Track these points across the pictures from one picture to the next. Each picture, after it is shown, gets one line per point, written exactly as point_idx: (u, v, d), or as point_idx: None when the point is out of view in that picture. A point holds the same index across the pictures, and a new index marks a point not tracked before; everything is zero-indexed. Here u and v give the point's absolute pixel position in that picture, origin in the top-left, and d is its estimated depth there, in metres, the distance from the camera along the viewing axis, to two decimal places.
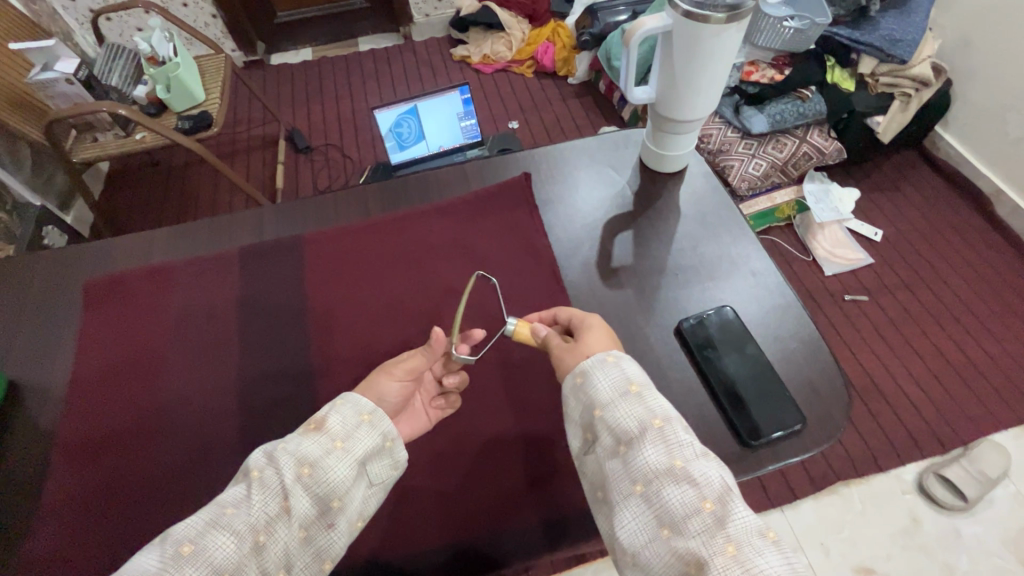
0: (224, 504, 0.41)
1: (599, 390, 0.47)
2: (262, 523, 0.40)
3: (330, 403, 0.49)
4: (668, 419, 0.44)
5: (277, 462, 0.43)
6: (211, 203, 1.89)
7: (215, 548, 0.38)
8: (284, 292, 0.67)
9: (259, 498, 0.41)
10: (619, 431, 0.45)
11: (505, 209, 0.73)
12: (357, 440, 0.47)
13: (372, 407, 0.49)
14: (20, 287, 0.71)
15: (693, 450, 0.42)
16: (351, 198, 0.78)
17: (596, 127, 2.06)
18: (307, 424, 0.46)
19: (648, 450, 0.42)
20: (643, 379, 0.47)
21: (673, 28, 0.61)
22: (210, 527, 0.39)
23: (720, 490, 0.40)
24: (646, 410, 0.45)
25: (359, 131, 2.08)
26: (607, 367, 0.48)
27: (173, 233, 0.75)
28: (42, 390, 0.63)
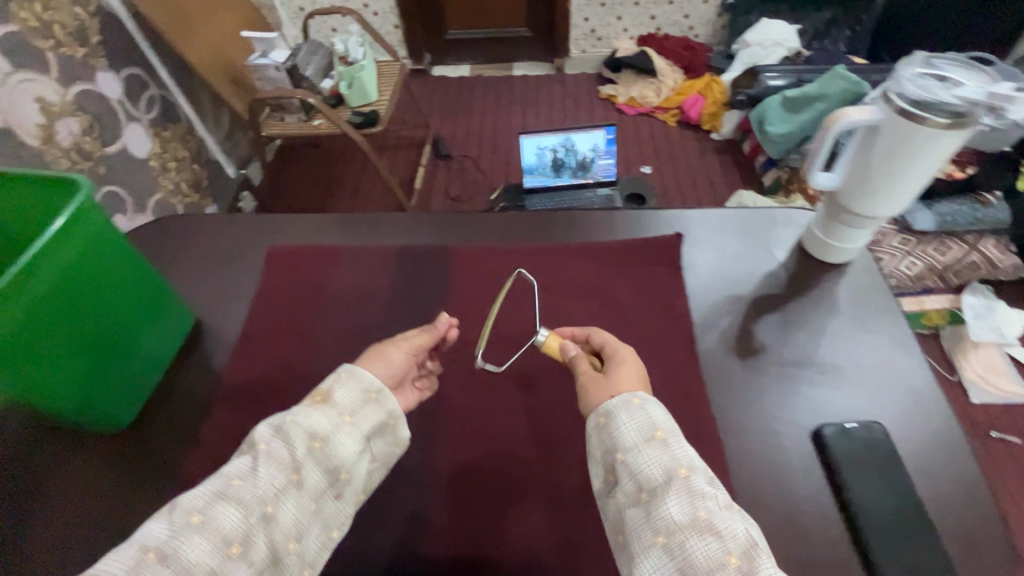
0: (229, 475, 0.42)
1: (621, 433, 0.45)
2: (270, 497, 0.41)
3: (333, 373, 0.50)
4: (688, 469, 0.42)
5: (282, 434, 0.44)
6: (355, 189, 2.07)
7: (226, 518, 0.39)
8: (431, 297, 0.72)
9: (267, 472, 0.42)
10: (641, 478, 0.42)
11: (650, 263, 0.73)
12: (365, 410, 0.48)
13: (377, 383, 0.50)
14: (217, 241, 0.82)
15: (716, 500, 0.40)
16: (502, 222, 0.82)
17: (732, 187, 1.99)
18: (313, 395, 0.47)
19: (670, 502, 0.40)
20: (665, 424, 0.45)
21: (883, 124, 0.59)
22: (218, 497, 0.40)
23: (743, 542, 0.38)
24: (668, 455, 0.43)
25: (496, 148, 2.18)
26: (632, 409, 0.46)
27: (344, 221, 0.84)
28: (219, 336, 0.72)
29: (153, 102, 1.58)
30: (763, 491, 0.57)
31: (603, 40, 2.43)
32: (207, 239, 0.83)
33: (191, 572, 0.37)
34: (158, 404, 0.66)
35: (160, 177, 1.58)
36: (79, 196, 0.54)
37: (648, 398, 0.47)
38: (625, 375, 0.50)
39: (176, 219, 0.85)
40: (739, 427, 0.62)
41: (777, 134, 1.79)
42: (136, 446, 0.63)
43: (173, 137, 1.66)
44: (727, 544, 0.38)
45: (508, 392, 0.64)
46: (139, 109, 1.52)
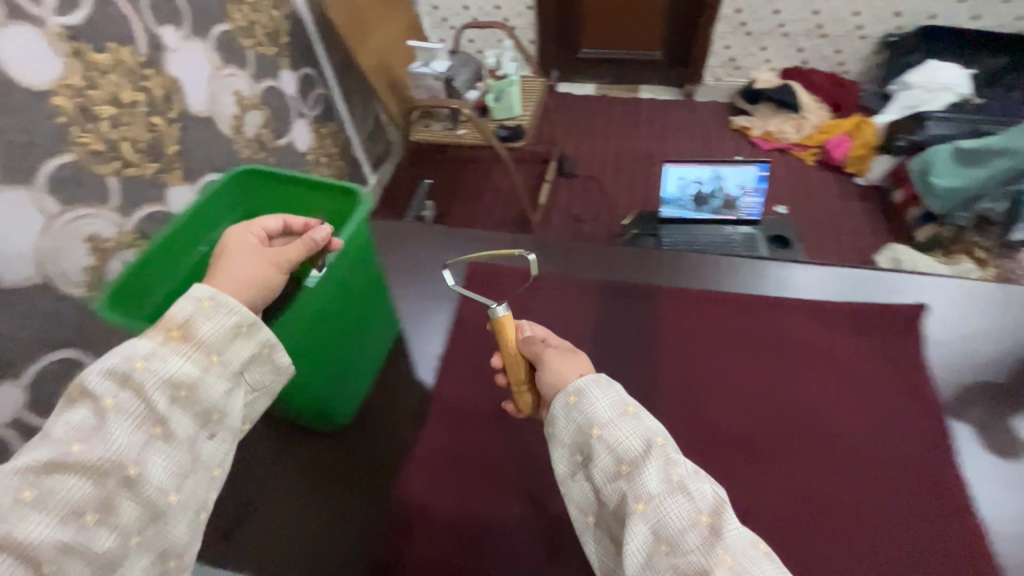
0: (68, 440, 0.40)
1: (595, 408, 0.47)
2: (131, 457, 0.41)
3: (192, 302, 0.46)
4: (657, 445, 0.44)
5: (132, 385, 0.42)
6: (478, 198, 2.10)
7: (85, 474, 0.39)
8: (639, 340, 0.70)
9: (119, 428, 0.41)
10: (620, 450, 0.44)
11: (886, 334, 0.67)
12: (230, 348, 0.47)
13: (249, 316, 0.49)
14: (414, 251, 0.84)
15: (686, 467, 0.43)
16: (704, 267, 0.80)
17: (879, 239, 1.84)
18: (167, 332, 0.45)
19: (648, 469, 0.42)
20: (635, 407, 0.47)
21: None
22: (54, 468, 0.38)
23: (703, 493, 0.41)
24: (644, 430, 0.45)
25: (620, 172, 2.15)
26: (601, 386, 0.48)
27: (538, 247, 0.84)
28: (423, 350, 0.74)
29: (317, 101, 1.68)
30: None
31: (741, 69, 2.35)
32: (404, 248, 0.85)
33: (41, 551, 0.36)
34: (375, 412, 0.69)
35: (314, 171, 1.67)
36: (359, 211, 0.57)
37: (608, 381, 0.49)
38: (570, 363, 0.52)
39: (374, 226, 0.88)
40: (1010, 540, 0.54)
41: (943, 188, 1.63)
42: (358, 451, 0.65)
43: (328, 134, 1.75)
44: (699, 504, 0.41)
45: (737, 457, 0.60)
46: (307, 106, 1.62)
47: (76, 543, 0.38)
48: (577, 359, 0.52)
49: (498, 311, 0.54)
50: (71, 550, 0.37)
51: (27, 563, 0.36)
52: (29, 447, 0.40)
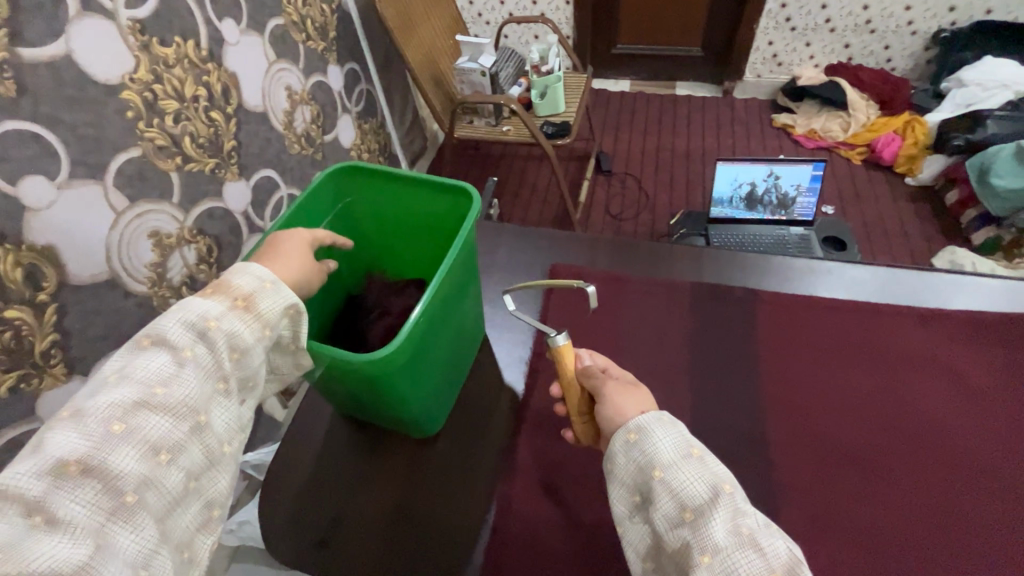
0: (150, 381, 0.39)
1: (658, 450, 0.44)
2: (200, 406, 0.41)
3: (254, 280, 0.46)
4: (724, 490, 0.41)
5: (208, 339, 0.42)
6: (515, 195, 2.08)
7: (168, 414, 0.39)
8: (738, 343, 0.67)
9: (191, 378, 0.41)
10: (684, 496, 0.41)
11: (1003, 344, 0.64)
12: (281, 325, 0.47)
13: (296, 302, 0.48)
14: (490, 250, 0.82)
15: (755, 521, 0.40)
16: (795, 269, 0.76)
17: (931, 240, 1.79)
18: (234, 300, 0.45)
19: (716, 521, 0.39)
20: (700, 450, 0.44)
21: None
22: (139, 408, 0.38)
23: (755, 520, 0.40)
24: (709, 475, 0.42)
25: (660, 170, 2.11)
26: (665, 427, 0.45)
27: (618, 247, 0.82)
28: (508, 353, 0.72)
29: (360, 96, 1.66)
30: None
31: (783, 65, 2.29)
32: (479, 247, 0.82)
33: (126, 479, 0.36)
34: (463, 418, 0.66)
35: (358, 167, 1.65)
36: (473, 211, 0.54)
37: (671, 419, 0.46)
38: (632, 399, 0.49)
39: None
40: None
41: (1004, 189, 1.59)
42: (450, 460, 0.63)
43: (370, 129, 1.73)
44: (771, 561, 0.38)
45: (857, 472, 0.57)
46: (351, 102, 1.60)
47: (153, 477, 0.37)
48: (640, 395, 0.49)
49: (557, 339, 0.52)
50: (146, 484, 0.37)
51: (110, 491, 0.35)
52: (108, 384, 0.38)
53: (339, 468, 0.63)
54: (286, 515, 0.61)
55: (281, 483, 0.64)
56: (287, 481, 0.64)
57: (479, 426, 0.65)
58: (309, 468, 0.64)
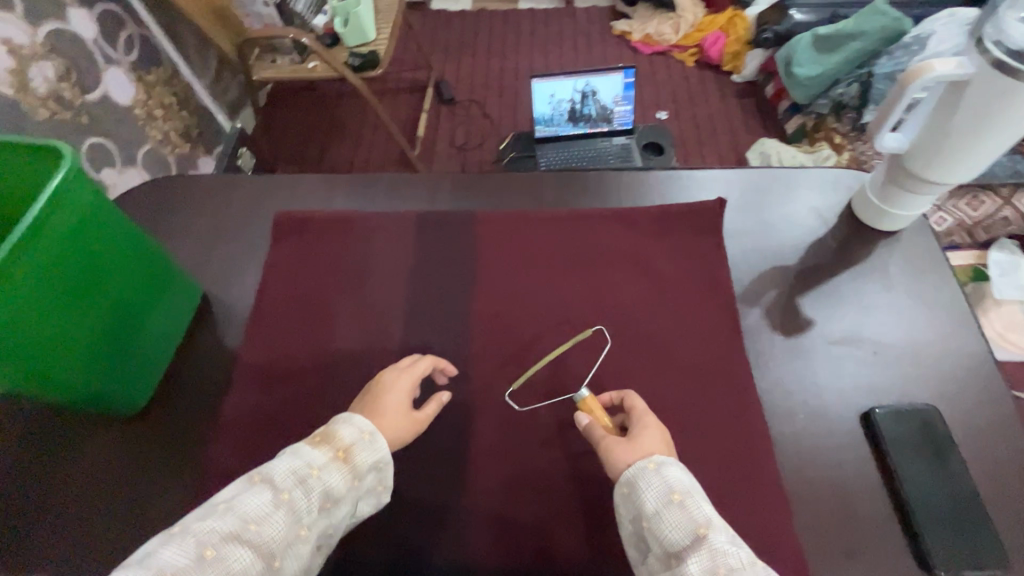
0: (244, 514, 0.39)
1: (644, 501, 0.44)
2: (276, 549, 0.39)
3: (356, 430, 0.46)
4: (711, 527, 0.41)
5: (305, 487, 0.42)
6: (355, 136, 1.95)
7: (258, 546, 0.38)
8: (455, 269, 0.68)
9: (278, 519, 0.40)
10: (669, 543, 0.41)
11: (691, 232, 0.67)
12: (370, 480, 0.46)
13: (388, 455, 0.47)
14: (217, 208, 0.76)
15: (739, 559, 0.39)
16: (528, 187, 0.77)
17: (753, 134, 1.89)
18: (336, 450, 0.45)
19: (693, 558, 0.39)
20: (701, 492, 0.44)
21: (973, 79, 0.53)
22: (230, 538, 0.37)
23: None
24: (692, 519, 0.42)
25: (504, 92, 2.04)
26: (649, 475, 0.44)
27: (357, 187, 0.78)
28: (230, 315, 0.68)
29: (132, 42, 1.44)
30: (812, 480, 0.55)
31: None
32: (205, 203, 0.76)
33: None
34: (175, 385, 0.63)
35: (148, 127, 1.47)
36: (63, 171, 0.47)
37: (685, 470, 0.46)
38: (649, 435, 0.48)
39: (171, 179, 0.79)
40: (782, 402, 0.59)
41: (804, 77, 1.68)
42: (156, 430, 0.60)
43: (158, 82, 1.53)
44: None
45: (547, 374, 0.60)
46: (119, 51, 1.38)
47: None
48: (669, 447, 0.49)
49: (581, 394, 0.55)
50: None
51: None
52: (214, 511, 0.38)
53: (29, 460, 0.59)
54: None
55: None
56: None
57: (192, 389, 0.63)
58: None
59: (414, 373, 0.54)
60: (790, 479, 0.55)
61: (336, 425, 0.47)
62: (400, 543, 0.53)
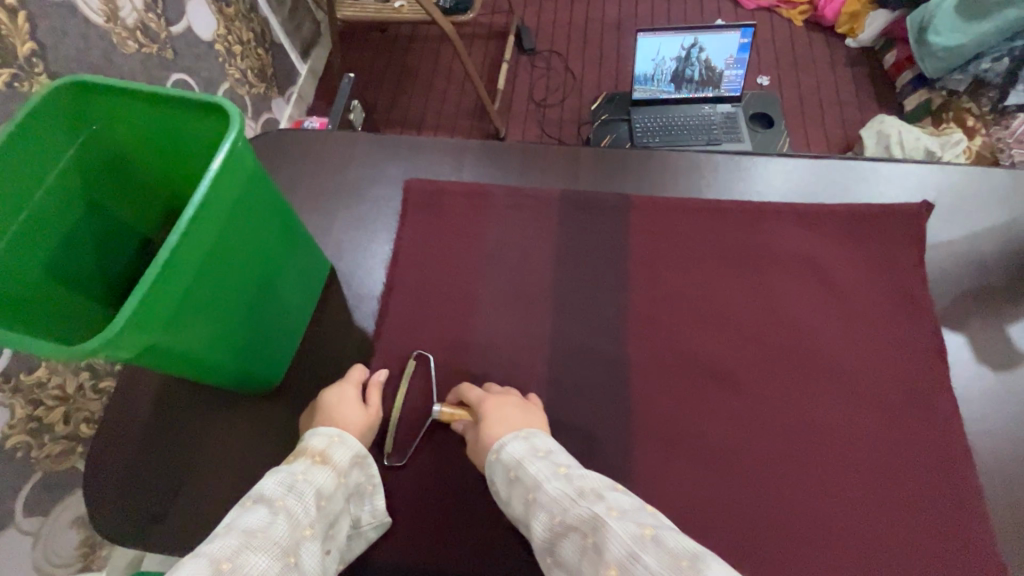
0: (248, 527, 0.37)
1: (494, 488, 0.45)
2: (291, 548, 0.38)
3: (324, 437, 0.47)
4: (539, 485, 0.42)
5: (297, 491, 0.41)
6: (428, 84, 1.84)
7: (273, 550, 0.36)
8: (605, 260, 0.62)
9: (284, 522, 0.38)
10: (520, 517, 0.43)
11: (882, 238, 0.59)
12: (355, 476, 0.47)
13: (365, 451, 0.49)
14: (339, 170, 0.70)
15: (568, 496, 0.40)
16: (679, 170, 0.69)
17: (863, 108, 1.71)
18: (314, 457, 0.45)
19: (538, 519, 0.41)
20: (540, 445, 0.45)
21: None
22: (244, 546, 0.35)
23: (590, 500, 0.39)
24: (524, 487, 0.43)
25: (588, 45, 1.89)
26: (492, 465, 0.46)
27: (487, 156, 0.71)
28: (359, 290, 0.63)
29: None
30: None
31: None
32: (326, 166, 0.71)
33: None
34: (310, 366, 0.59)
35: (227, 64, 1.32)
36: (232, 136, 0.41)
37: (522, 430, 0.47)
38: (490, 417, 0.48)
39: (287, 135, 0.73)
40: (983, 442, 0.53)
41: (941, 47, 1.47)
42: (294, 413, 0.57)
43: (237, 15, 1.36)
44: (582, 528, 0.37)
45: (711, 388, 0.55)
46: None
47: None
48: (524, 405, 0.50)
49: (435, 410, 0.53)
50: None
51: None
52: (213, 534, 0.36)
53: (169, 434, 0.58)
54: (109, 490, 0.56)
55: (103, 453, 0.57)
56: (114, 454, 0.58)
57: (327, 372, 0.59)
58: (135, 436, 0.58)
59: (352, 380, 0.54)
60: (998, 535, 0.49)
61: (301, 442, 0.47)
62: None
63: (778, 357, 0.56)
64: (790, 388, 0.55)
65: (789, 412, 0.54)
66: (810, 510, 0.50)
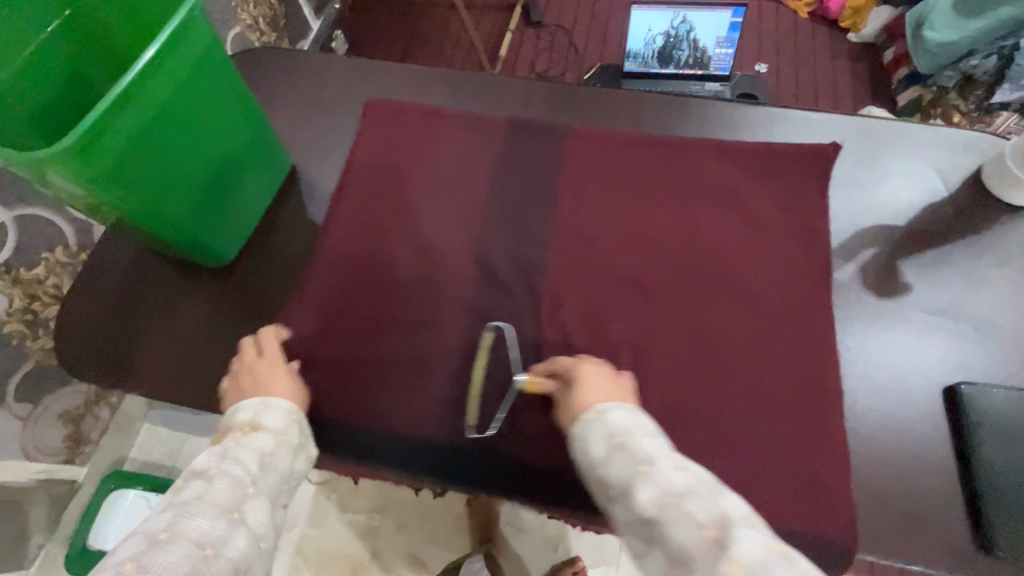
0: (185, 499, 0.39)
1: (589, 449, 0.43)
2: (231, 505, 0.40)
3: (248, 409, 0.48)
4: (651, 459, 0.39)
5: (229, 457, 0.43)
6: (435, 47, 1.88)
7: (210, 509, 0.39)
8: (539, 176, 0.67)
9: (220, 487, 0.41)
10: (617, 488, 0.40)
11: (795, 174, 0.63)
12: (293, 432, 0.48)
13: (293, 409, 0.50)
14: (312, 85, 0.77)
15: (685, 481, 0.37)
16: (622, 108, 0.74)
17: (857, 102, 1.73)
18: (240, 429, 0.46)
19: (641, 490, 0.38)
20: (646, 426, 0.43)
21: None
22: (180, 517, 0.38)
23: (712, 493, 0.36)
24: (632, 457, 0.40)
25: (594, 21, 1.92)
26: (592, 424, 0.44)
27: (449, 84, 0.77)
28: (315, 190, 0.70)
29: None
30: (876, 443, 0.54)
31: None
32: (301, 82, 0.77)
33: None
34: (264, 252, 0.66)
35: (239, 9, 1.34)
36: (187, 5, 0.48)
37: (627, 405, 0.45)
38: (591, 383, 0.48)
39: (269, 53, 0.79)
40: (857, 360, 0.58)
41: (935, 44, 1.47)
42: (244, 289, 0.64)
43: None
44: (701, 519, 0.34)
45: (618, 293, 0.60)
46: None
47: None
48: (615, 377, 0.50)
49: (519, 377, 0.53)
50: None
51: None
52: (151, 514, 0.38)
53: (133, 298, 0.65)
54: (77, 341, 0.63)
55: (73, 312, 0.65)
56: (82, 312, 0.65)
57: (277, 258, 0.66)
58: (101, 299, 0.65)
59: (273, 351, 0.55)
60: (854, 437, 0.54)
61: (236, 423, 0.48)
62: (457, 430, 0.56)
63: (684, 272, 0.60)
64: (690, 300, 0.59)
65: (687, 321, 0.58)
66: (691, 402, 0.55)
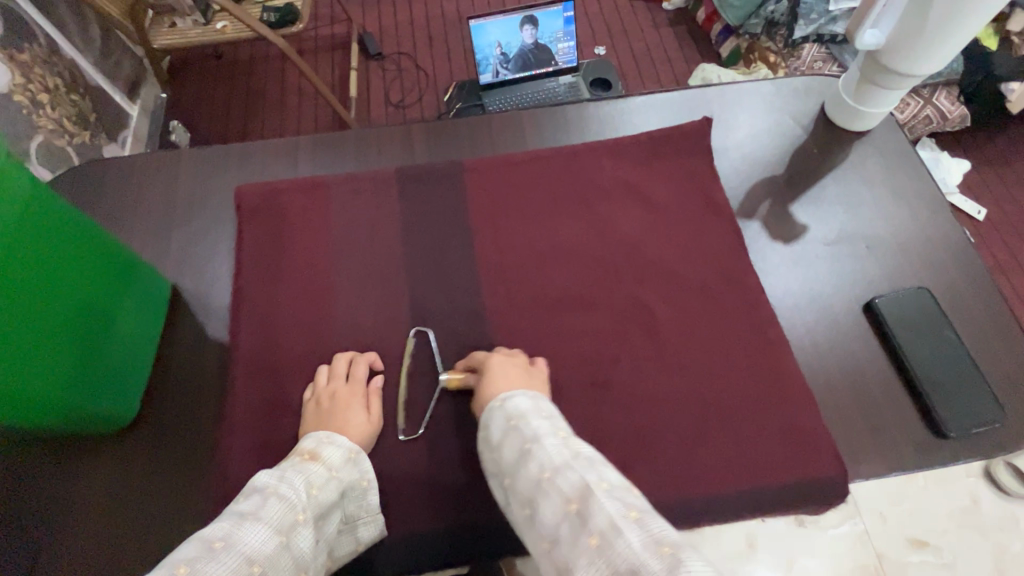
0: (218, 533, 0.36)
1: (500, 442, 0.44)
2: (269, 548, 0.37)
3: (315, 439, 0.48)
4: (544, 445, 0.41)
5: (287, 483, 0.42)
6: (279, 102, 1.75)
7: (248, 545, 0.36)
8: (448, 222, 0.64)
9: (264, 521, 0.38)
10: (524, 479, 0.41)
11: (682, 154, 0.67)
12: (348, 470, 0.48)
13: (356, 448, 0.50)
14: (164, 192, 0.67)
15: (582, 470, 0.38)
16: (503, 132, 0.73)
17: (689, 61, 1.89)
18: (301, 457, 0.46)
19: (535, 472, 0.40)
20: (545, 409, 0.45)
21: None
22: (211, 552, 0.34)
23: (594, 482, 0.37)
24: (525, 439, 0.42)
25: (434, 41, 1.92)
26: (503, 414, 0.46)
27: (320, 151, 0.71)
28: (206, 307, 0.61)
29: None
30: (828, 376, 0.59)
31: None
32: (149, 191, 0.67)
33: None
34: (169, 394, 0.57)
35: (33, 114, 1.16)
36: None
37: (530, 392, 0.47)
38: (502, 371, 0.51)
39: (100, 169, 0.69)
40: (787, 307, 0.62)
41: None
42: (157, 445, 0.55)
43: (35, 60, 1.19)
44: (582, 504, 0.36)
45: (564, 316, 0.59)
46: None
47: None
48: (527, 367, 0.53)
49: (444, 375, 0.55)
50: None
51: None
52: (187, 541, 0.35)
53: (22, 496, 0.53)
54: None
55: None
56: None
57: (186, 396, 0.57)
58: None
59: (356, 378, 0.54)
60: (809, 377, 0.58)
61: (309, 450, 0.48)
62: (452, 515, 0.51)
63: (616, 276, 0.61)
64: (632, 300, 0.60)
65: (636, 322, 0.59)
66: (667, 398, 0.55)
